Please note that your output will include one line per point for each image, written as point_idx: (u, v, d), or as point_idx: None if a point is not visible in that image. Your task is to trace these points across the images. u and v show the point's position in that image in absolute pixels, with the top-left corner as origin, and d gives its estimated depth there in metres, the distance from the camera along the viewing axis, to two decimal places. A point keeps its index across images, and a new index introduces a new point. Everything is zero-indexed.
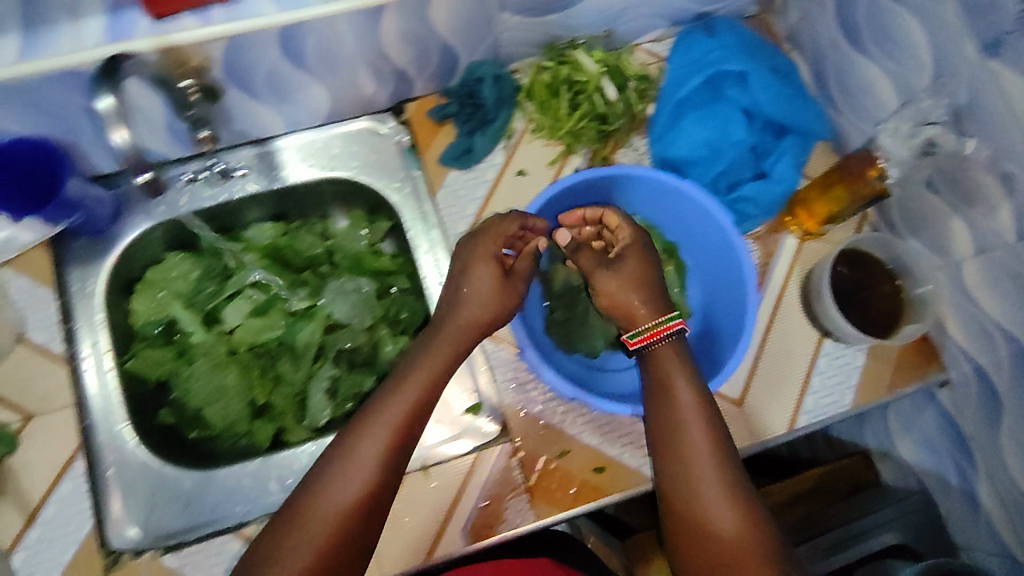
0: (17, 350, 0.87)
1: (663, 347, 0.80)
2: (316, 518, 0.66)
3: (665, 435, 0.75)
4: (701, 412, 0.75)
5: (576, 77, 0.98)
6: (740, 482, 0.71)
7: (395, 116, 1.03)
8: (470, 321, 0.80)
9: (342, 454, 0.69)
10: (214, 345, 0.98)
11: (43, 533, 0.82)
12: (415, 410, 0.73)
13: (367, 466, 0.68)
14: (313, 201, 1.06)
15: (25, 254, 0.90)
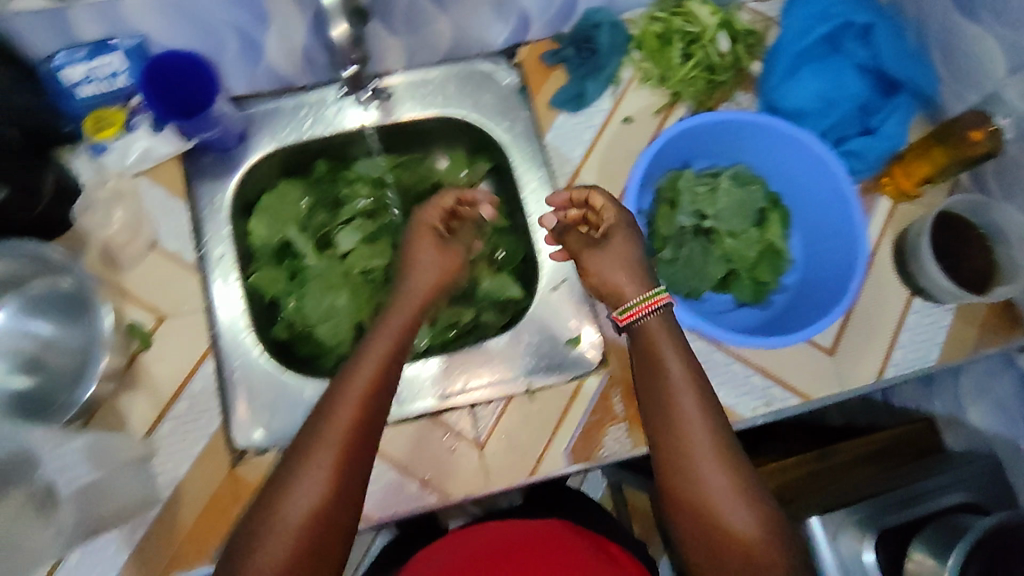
0: (151, 255, 0.91)
1: (651, 319, 0.83)
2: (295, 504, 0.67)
3: (657, 409, 0.78)
4: (689, 383, 0.78)
5: (689, 28, 1.01)
6: (732, 449, 0.75)
7: (507, 59, 1.05)
8: (411, 309, 0.87)
9: (307, 448, 0.70)
10: (328, 269, 1.02)
11: (176, 424, 0.87)
12: (370, 395, 0.74)
13: (336, 452, 0.70)
14: (421, 141, 1.09)
15: (160, 166, 0.93)
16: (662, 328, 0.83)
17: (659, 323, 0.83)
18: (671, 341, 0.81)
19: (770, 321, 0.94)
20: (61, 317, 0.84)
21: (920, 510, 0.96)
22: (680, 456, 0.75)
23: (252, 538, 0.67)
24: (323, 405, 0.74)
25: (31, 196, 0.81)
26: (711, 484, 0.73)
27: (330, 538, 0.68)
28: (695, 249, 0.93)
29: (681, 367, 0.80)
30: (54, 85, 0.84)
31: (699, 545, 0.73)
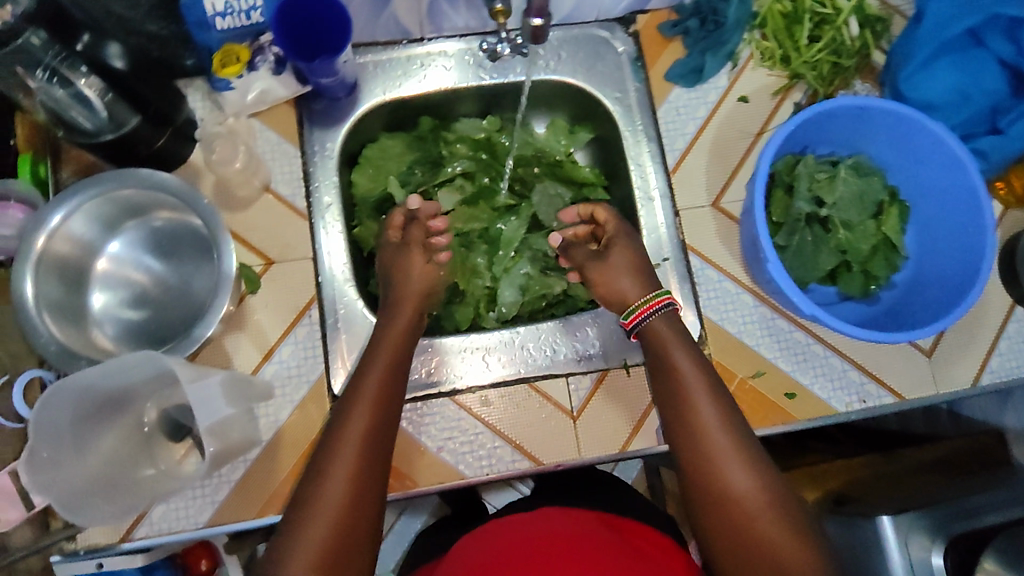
0: (263, 197, 0.91)
1: (661, 326, 0.83)
2: (325, 496, 0.68)
3: (673, 414, 0.76)
4: (704, 384, 0.76)
5: (819, 9, 0.98)
6: (752, 446, 0.72)
7: (624, 27, 1.03)
8: (411, 309, 0.88)
9: (330, 444, 0.72)
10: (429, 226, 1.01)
11: (279, 368, 0.87)
12: (381, 393, 0.77)
13: (356, 444, 0.71)
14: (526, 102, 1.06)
15: (274, 109, 0.93)
16: (677, 334, 0.82)
17: (667, 326, 0.83)
18: (682, 345, 0.80)
19: (876, 317, 0.93)
20: (179, 253, 0.85)
21: (978, 528, 0.74)
22: (702, 461, 0.71)
23: (284, 535, 0.67)
24: (342, 407, 0.76)
25: (163, 125, 0.81)
26: (739, 489, 0.69)
27: (359, 526, 0.68)
28: (808, 239, 0.91)
29: (689, 367, 0.78)
30: (193, 13, 0.83)
31: (728, 544, 0.68)
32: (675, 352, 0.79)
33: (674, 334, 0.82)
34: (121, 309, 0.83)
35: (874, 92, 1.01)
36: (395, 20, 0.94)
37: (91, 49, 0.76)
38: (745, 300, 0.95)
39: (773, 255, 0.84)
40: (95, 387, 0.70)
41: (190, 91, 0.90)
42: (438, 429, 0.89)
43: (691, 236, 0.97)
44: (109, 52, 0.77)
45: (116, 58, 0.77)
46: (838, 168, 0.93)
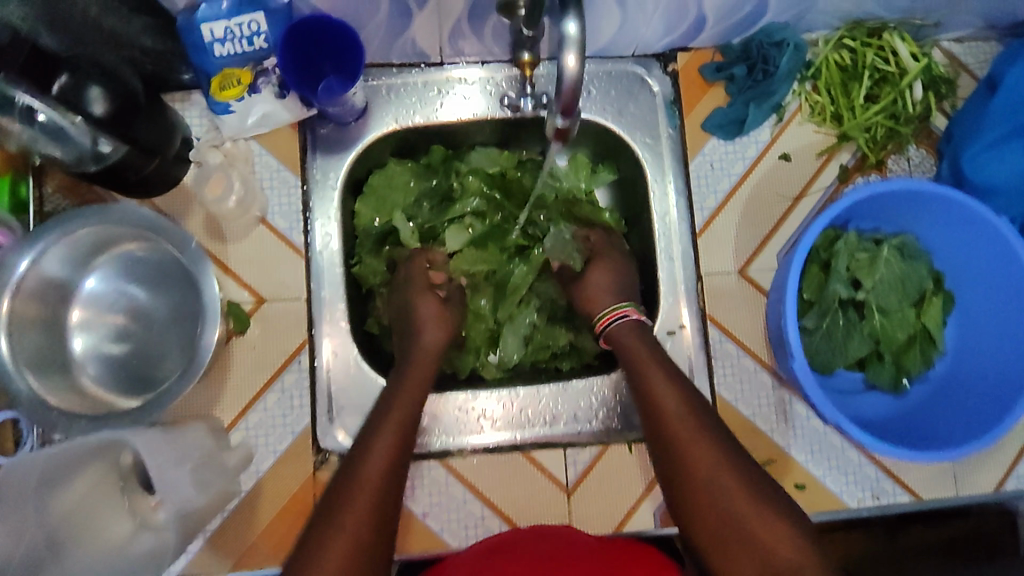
0: (257, 230, 0.85)
1: (639, 351, 0.81)
2: (339, 533, 0.62)
3: (668, 456, 0.72)
4: (696, 423, 0.72)
5: (881, 66, 0.89)
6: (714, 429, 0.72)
7: (663, 64, 0.93)
8: (432, 356, 0.84)
9: (346, 481, 0.66)
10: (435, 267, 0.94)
11: (262, 418, 0.83)
12: (401, 433, 0.72)
13: (375, 480, 0.67)
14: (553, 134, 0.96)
15: (275, 131, 0.85)
16: (664, 368, 0.79)
17: (635, 330, 0.84)
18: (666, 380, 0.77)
19: (903, 413, 0.86)
20: (164, 283, 0.80)
21: None
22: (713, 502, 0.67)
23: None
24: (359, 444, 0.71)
25: (151, 155, 0.74)
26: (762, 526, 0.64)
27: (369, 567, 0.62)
28: (840, 323, 0.84)
29: (679, 404, 0.75)
30: (191, 36, 0.74)
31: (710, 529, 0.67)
32: (637, 350, 0.82)
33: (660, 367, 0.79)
34: (102, 346, 0.78)
35: (928, 159, 0.93)
36: (411, 46, 0.85)
37: (67, 93, 0.63)
38: (762, 379, 0.90)
39: (800, 355, 0.78)
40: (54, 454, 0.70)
41: (186, 106, 0.83)
42: (425, 493, 0.86)
43: (711, 304, 0.90)
44: (91, 97, 0.64)
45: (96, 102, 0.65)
46: (881, 248, 0.85)
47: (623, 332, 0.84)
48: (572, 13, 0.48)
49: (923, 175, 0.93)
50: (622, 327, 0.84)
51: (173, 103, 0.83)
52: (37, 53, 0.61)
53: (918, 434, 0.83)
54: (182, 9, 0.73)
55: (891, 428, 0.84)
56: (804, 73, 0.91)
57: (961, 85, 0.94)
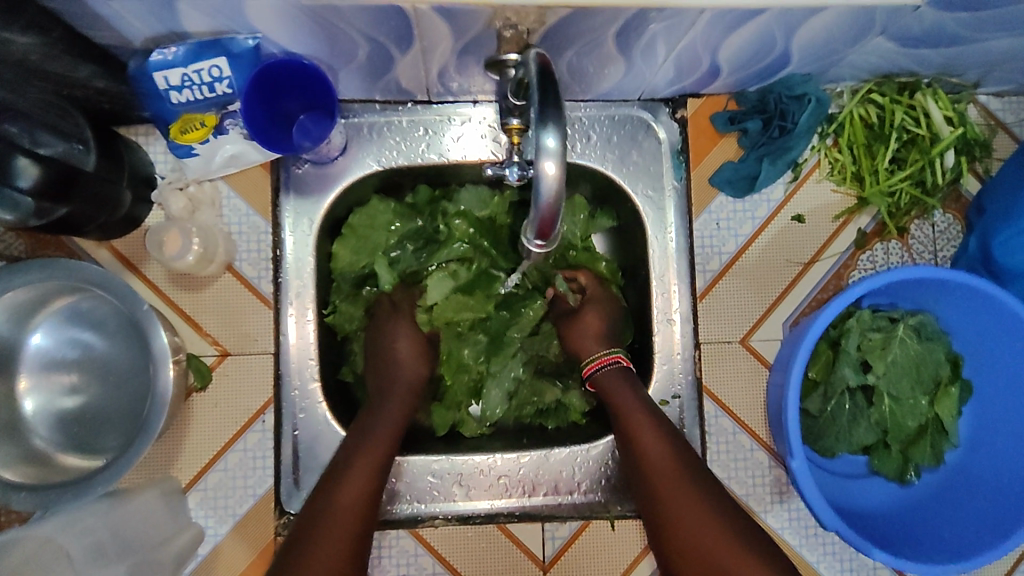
0: (223, 277, 0.80)
1: (631, 399, 0.75)
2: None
3: (660, 526, 0.67)
4: (687, 484, 0.67)
5: (910, 126, 0.82)
6: (708, 489, 0.67)
7: (671, 109, 0.86)
8: (407, 395, 0.78)
9: (309, 537, 0.61)
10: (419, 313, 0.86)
11: (221, 480, 0.78)
12: (373, 481, 0.68)
13: (345, 537, 0.62)
14: None
15: (246, 170, 0.80)
16: (653, 416, 0.73)
17: (624, 376, 0.78)
18: (658, 434, 0.72)
19: (908, 505, 0.80)
20: (118, 329, 0.74)
21: None
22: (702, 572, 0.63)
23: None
24: (321, 491, 0.66)
25: (101, 208, 0.70)
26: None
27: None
28: (845, 407, 0.79)
29: (673, 466, 0.69)
30: (144, 84, 0.68)
31: None
32: (626, 401, 0.75)
33: (650, 419, 0.73)
34: (55, 400, 0.73)
35: (955, 226, 0.85)
36: (395, 86, 0.78)
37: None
38: (758, 458, 0.84)
39: (800, 453, 0.72)
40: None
41: (150, 141, 0.78)
42: (392, 563, 0.81)
43: (708, 374, 0.84)
44: (19, 169, 0.62)
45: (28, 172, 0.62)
46: (895, 327, 0.79)
47: (613, 380, 0.78)
48: (550, 126, 0.45)
49: (949, 243, 0.85)
50: (612, 376, 0.78)
51: (137, 137, 0.78)
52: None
53: (921, 531, 0.77)
54: (132, 54, 0.66)
55: (891, 520, 0.78)
56: (826, 127, 0.84)
57: (997, 146, 0.86)
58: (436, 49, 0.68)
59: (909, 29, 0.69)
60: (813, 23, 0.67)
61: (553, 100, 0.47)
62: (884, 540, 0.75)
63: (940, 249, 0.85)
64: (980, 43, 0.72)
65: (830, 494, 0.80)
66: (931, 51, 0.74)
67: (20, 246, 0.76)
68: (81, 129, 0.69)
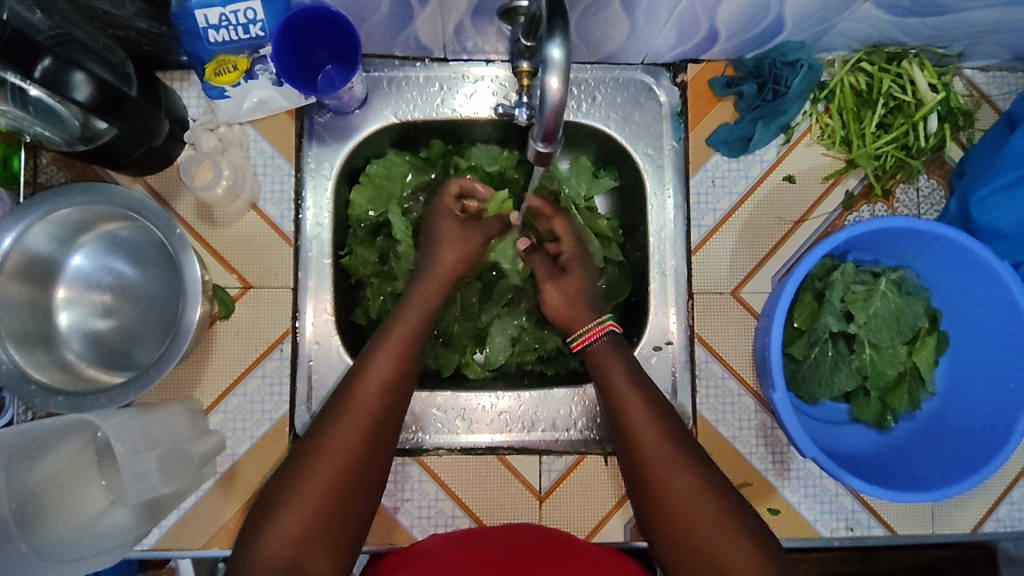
0: (247, 216, 0.85)
1: (615, 362, 0.78)
2: (297, 503, 0.61)
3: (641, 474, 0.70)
4: (664, 434, 0.71)
5: (897, 94, 0.87)
6: (686, 444, 0.71)
7: (672, 74, 0.91)
8: (417, 311, 0.77)
9: (312, 441, 0.65)
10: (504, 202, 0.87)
11: (240, 403, 0.83)
12: (383, 393, 0.69)
13: (350, 446, 0.65)
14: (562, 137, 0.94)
15: (273, 116, 0.85)
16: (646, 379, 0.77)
17: (614, 345, 0.80)
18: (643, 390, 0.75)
19: (886, 449, 0.86)
20: (151, 256, 0.80)
21: None
22: (672, 510, 0.67)
23: (248, 539, 0.61)
24: (337, 396, 0.69)
25: (142, 139, 0.76)
26: (714, 543, 0.65)
27: (338, 532, 0.62)
28: (828, 353, 0.83)
29: (657, 420, 0.72)
30: (184, 23, 0.74)
31: (670, 534, 0.67)
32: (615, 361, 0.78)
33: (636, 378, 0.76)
34: (89, 320, 0.79)
35: (939, 191, 0.90)
36: (415, 41, 0.84)
37: (51, 77, 0.65)
38: (745, 403, 0.89)
39: (782, 386, 0.77)
40: (25, 429, 0.71)
41: (184, 86, 0.84)
42: (394, 489, 0.86)
43: (700, 323, 0.89)
44: (73, 82, 0.66)
45: (80, 87, 0.66)
46: (878, 281, 0.83)
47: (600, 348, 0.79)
48: (558, 40, 0.51)
49: (933, 207, 0.90)
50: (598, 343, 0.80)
51: (173, 82, 0.84)
52: (17, 40, 0.61)
53: (898, 469, 0.82)
54: None
55: (869, 461, 0.84)
56: (817, 94, 0.89)
57: (980, 117, 0.91)
58: (454, 1, 0.73)
59: None
60: None
61: (562, 18, 0.53)
62: (863, 477, 0.81)
63: (922, 212, 0.90)
64: (961, 13, 0.77)
65: (814, 437, 0.85)
66: (917, 19, 0.79)
67: (61, 177, 0.81)
68: (124, 63, 0.73)
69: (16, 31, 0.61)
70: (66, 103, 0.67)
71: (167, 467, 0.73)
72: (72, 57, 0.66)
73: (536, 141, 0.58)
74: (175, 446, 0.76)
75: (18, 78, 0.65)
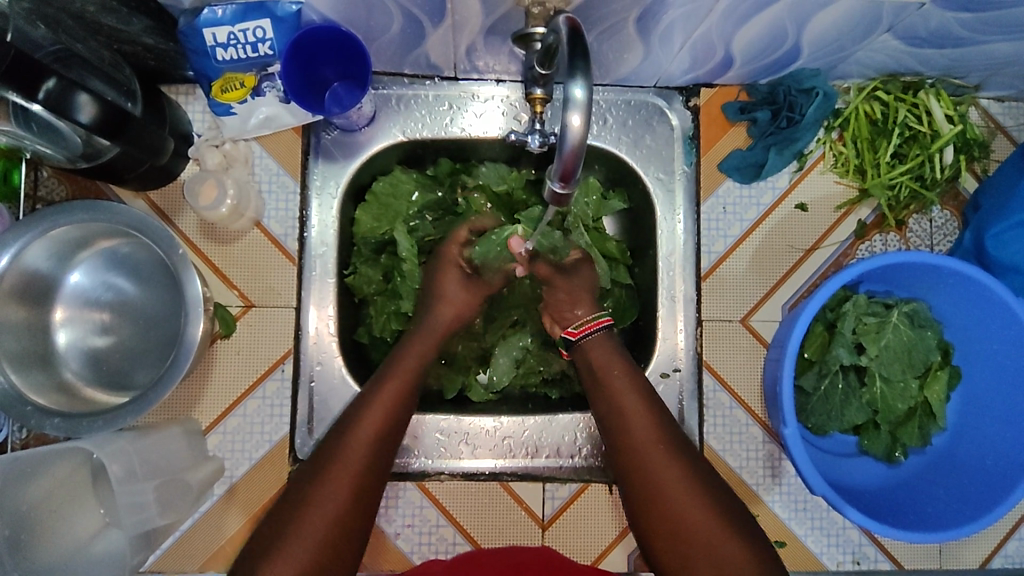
0: (251, 233, 0.84)
1: (619, 368, 0.77)
2: (297, 526, 0.61)
3: (645, 489, 0.69)
4: (665, 446, 0.70)
5: (912, 123, 0.86)
6: (688, 455, 0.70)
7: (685, 97, 0.90)
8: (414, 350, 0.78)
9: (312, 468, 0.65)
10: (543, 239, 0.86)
11: (239, 424, 0.82)
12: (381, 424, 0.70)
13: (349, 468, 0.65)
14: None
15: (279, 132, 0.84)
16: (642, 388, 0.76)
17: (611, 344, 0.80)
18: (641, 403, 0.74)
19: (895, 483, 0.84)
20: (151, 274, 0.79)
21: None
22: (675, 533, 0.66)
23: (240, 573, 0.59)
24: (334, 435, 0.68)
25: (146, 156, 0.75)
26: (722, 551, 0.63)
27: (334, 556, 0.61)
28: (838, 385, 0.82)
29: (656, 434, 0.71)
30: (192, 41, 0.72)
31: (679, 551, 0.65)
32: (615, 369, 0.77)
33: (630, 383, 0.75)
34: (87, 338, 0.78)
35: (952, 222, 0.89)
36: (426, 61, 0.82)
37: (56, 98, 0.64)
38: (753, 432, 0.87)
39: (792, 421, 0.76)
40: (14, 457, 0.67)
41: (189, 100, 0.83)
42: (394, 513, 0.85)
43: (709, 351, 0.88)
44: (78, 104, 0.65)
45: (85, 108, 0.65)
46: (890, 312, 0.82)
47: (597, 350, 0.78)
48: (580, 78, 0.51)
49: (945, 238, 0.89)
50: (594, 343, 0.79)
51: (178, 96, 0.83)
52: (20, 62, 0.60)
53: (907, 506, 0.80)
54: (182, 11, 0.69)
55: (878, 495, 0.82)
56: (832, 121, 0.88)
57: (995, 148, 0.90)
58: (468, 23, 0.72)
59: (915, 27, 0.73)
60: (824, 15, 0.71)
61: (583, 56, 0.52)
62: (873, 513, 0.80)
63: (935, 243, 0.89)
64: (980, 46, 0.76)
65: (822, 470, 0.84)
66: (935, 50, 0.78)
67: (62, 191, 0.80)
68: (129, 80, 0.72)
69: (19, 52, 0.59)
70: (69, 124, 0.66)
71: (165, 498, 0.72)
72: (75, 74, 0.66)
73: (553, 181, 0.56)
74: (172, 475, 0.74)
75: (21, 97, 0.63)
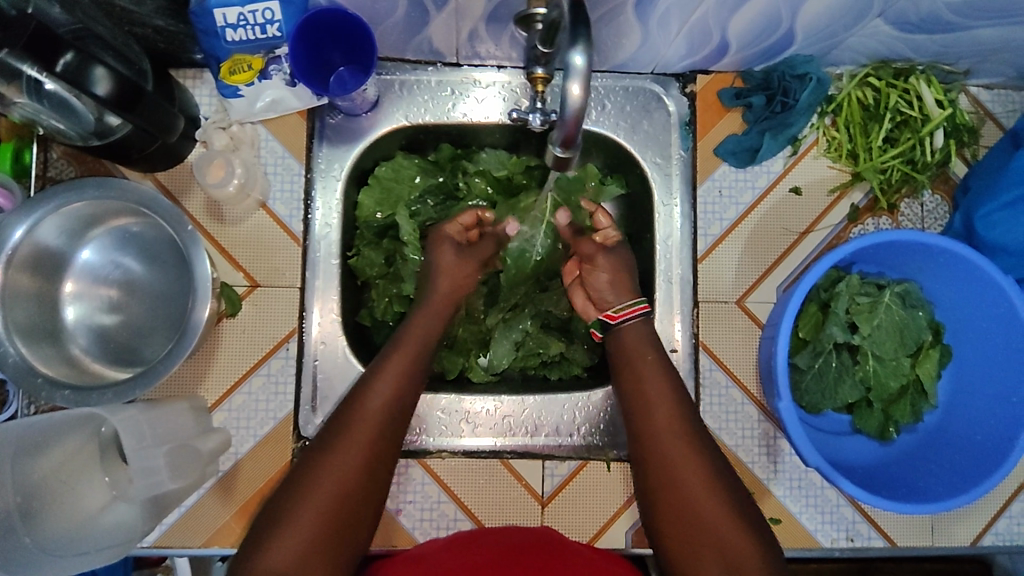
0: (256, 214, 0.86)
1: (647, 350, 0.79)
2: (320, 492, 0.63)
3: (655, 470, 0.71)
4: (682, 431, 0.72)
5: (903, 108, 0.88)
6: (701, 440, 0.72)
7: (682, 84, 0.92)
8: (422, 335, 0.78)
9: (334, 434, 0.67)
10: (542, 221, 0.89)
11: (244, 402, 0.83)
12: (398, 392, 0.71)
13: (357, 454, 0.66)
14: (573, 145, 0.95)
15: (285, 116, 0.86)
16: (659, 368, 0.77)
17: (645, 332, 0.81)
18: (665, 389, 0.75)
19: (887, 460, 0.86)
20: (161, 254, 0.80)
21: None
22: (679, 513, 0.68)
23: (260, 532, 0.61)
24: (348, 402, 0.70)
25: (157, 136, 0.76)
26: (714, 524, 0.66)
27: (355, 519, 0.64)
28: (832, 364, 0.84)
29: (673, 418, 0.73)
30: (203, 22, 0.74)
31: (680, 528, 0.67)
32: (644, 352, 0.78)
33: (658, 367, 0.77)
34: (96, 315, 0.79)
35: (943, 206, 0.91)
36: (428, 45, 0.84)
37: (73, 71, 0.65)
38: (748, 411, 0.89)
39: (787, 395, 0.78)
40: (32, 422, 0.71)
41: (197, 84, 0.85)
42: (397, 490, 0.86)
43: (705, 331, 0.90)
44: (94, 78, 0.66)
45: (100, 84, 0.67)
46: (882, 293, 0.84)
47: (632, 336, 0.80)
48: (581, 47, 0.53)
49: (936, 221, 0.91)
50: (631, 332, 0.80)
51: (186, 80, 0.85)
52: (42, 35, 0.62)
53: (901, 482, 0.82)
54: None
55: (872, 472, 0.84)
56: (825, 107, 0.90)
57: (984, 134, 0.92)
58: (469, 7, 0.74)
59: (904, 12, 0.75)
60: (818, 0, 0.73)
61: (585, 26, 0.54)
62: (868, 488, 0.81)
63: (926, 227, 0.91)
64: (969, 31, 0.78)
65: (818, 448, 0.85)
66: (924, 35, 0.80)
67: (71, 171, 0.82)
68: (139, 58, 0.74)
69: (38, 26, 0.62)
70: (82, 97, 0.68)
71: None
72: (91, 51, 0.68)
73: (554, 146, 0.60)
74: (183, 443, 0.74)
75: (36, 69, 0.65)
